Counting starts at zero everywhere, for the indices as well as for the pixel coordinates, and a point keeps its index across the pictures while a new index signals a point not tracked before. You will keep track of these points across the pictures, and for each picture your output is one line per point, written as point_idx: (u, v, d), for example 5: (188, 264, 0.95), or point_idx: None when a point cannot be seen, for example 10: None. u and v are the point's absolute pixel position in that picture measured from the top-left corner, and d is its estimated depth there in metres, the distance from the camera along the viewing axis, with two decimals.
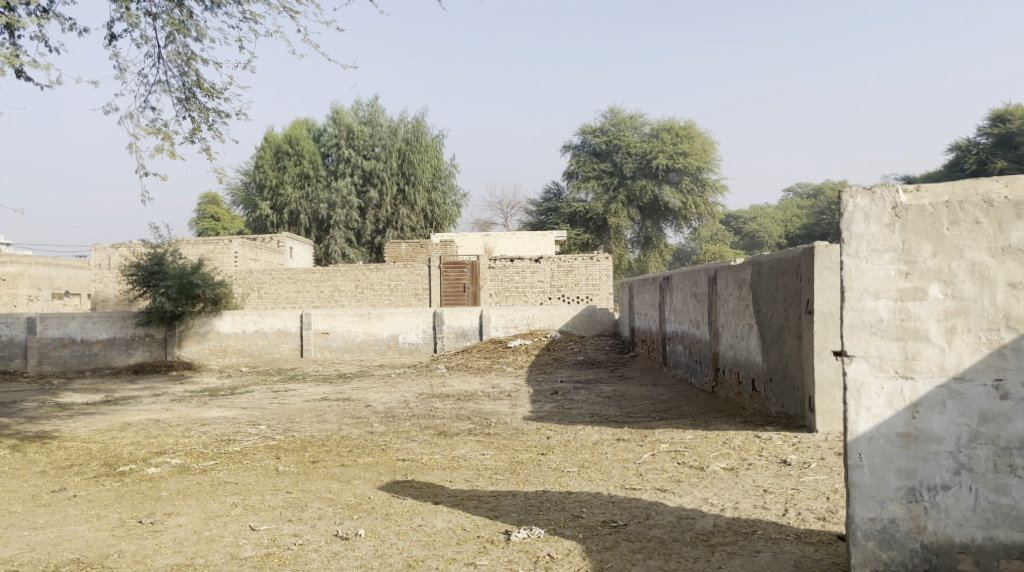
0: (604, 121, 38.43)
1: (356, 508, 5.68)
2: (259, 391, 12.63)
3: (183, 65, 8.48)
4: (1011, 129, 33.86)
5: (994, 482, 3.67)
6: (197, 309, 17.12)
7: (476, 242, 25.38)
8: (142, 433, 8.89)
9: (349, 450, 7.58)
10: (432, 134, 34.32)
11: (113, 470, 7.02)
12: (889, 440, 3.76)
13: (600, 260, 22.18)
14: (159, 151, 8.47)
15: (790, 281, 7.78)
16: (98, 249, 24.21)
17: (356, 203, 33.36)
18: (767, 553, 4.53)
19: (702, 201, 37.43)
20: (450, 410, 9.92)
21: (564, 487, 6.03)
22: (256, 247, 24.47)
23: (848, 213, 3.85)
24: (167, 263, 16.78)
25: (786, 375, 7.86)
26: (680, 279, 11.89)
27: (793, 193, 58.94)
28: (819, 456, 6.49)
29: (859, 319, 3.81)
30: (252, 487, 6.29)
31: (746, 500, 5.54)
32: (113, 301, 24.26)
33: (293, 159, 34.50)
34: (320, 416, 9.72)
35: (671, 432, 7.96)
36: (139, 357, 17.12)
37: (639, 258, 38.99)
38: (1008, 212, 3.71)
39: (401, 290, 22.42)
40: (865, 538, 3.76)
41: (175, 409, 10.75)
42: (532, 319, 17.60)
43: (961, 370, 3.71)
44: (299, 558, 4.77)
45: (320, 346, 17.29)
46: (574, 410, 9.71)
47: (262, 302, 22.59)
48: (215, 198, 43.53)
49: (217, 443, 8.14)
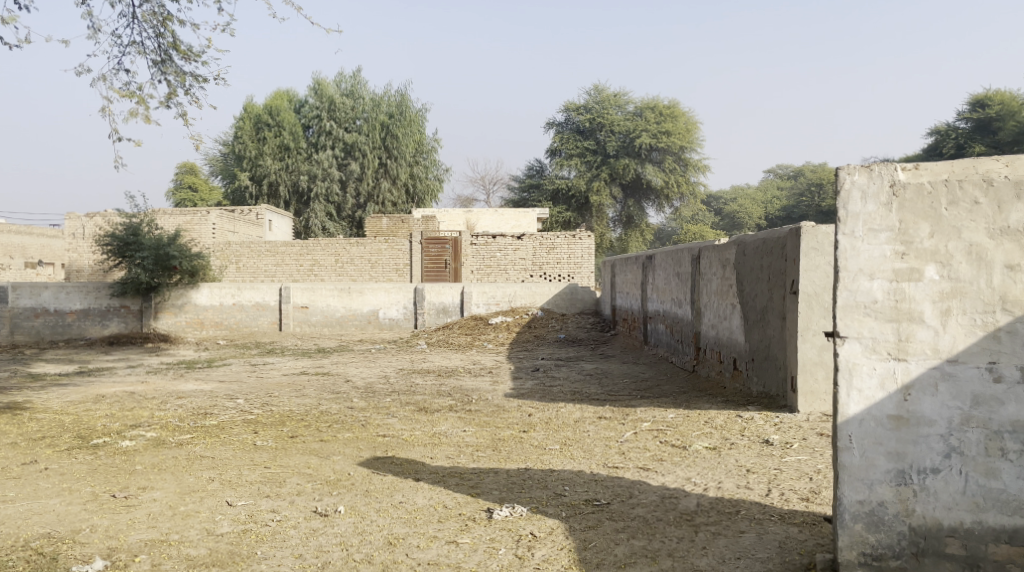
0: (588, 98, 38.21)
1: (336, 483, 5.59)
2: (236, 364, 12.49)
3: (159, 26, 8.25)
4: (990, 114, 34.13)
5: (985, 465, 3.62)
6: (174, 281, 16.89)
7: (459, 218, 25.24)
8: (116, 405, 8.73)
9: (328, 426, 7.47)
10: (415, 108, 34.20)
11: (86, 443, 6.87)
12: (880, 423, 3.71)
13: (583, 238, 22.12)
14: (133, 115, 8.26)
15: (775, 262, 7.73)
16: (72, 218, 23.88)
17: (337, 175, 33.02)
18: (751, 533, 4.49)
19: (684, 181, 37.47)
20: (431, 386, 9.82)
21: (546, 465, 5.97)
22: (235, 219, 24.13)
23: (844, 191, 3.79)
24: (143, 233, 16.56)
25: (768, 355, 7.84)
26: (663, 259, 11.84)
27: (774, 174, 59.21)
28: (802, 436, 6.46)
29: (853, 301, 3.75)
30: (230, 462, 6.18)
31: (729, 479, 5.50)
32: (87, 271, 23.90)
33: (273, 130, 33.81)
34: (299, 390, 9.62)
35: (654, 411, 7.90)
36: (114, 328, 16.88)
37: (620, 238, 38.96)
38: (1008, 192, 3.65)
39: (382, 265, 22.24)
40: (853, 521, 3.73)
41: (150, 381, 10.59)
42: (514, 297, 17.49)
43: (954, 352, 3.66)
44: (276, 535, 4.67)
45: (299, 320, 17.13)
46: (555, 388, 9.65)
47: (240, 274, 22.34)
48: (192, 168, 43.16)
49: (193, 416, 8.00)
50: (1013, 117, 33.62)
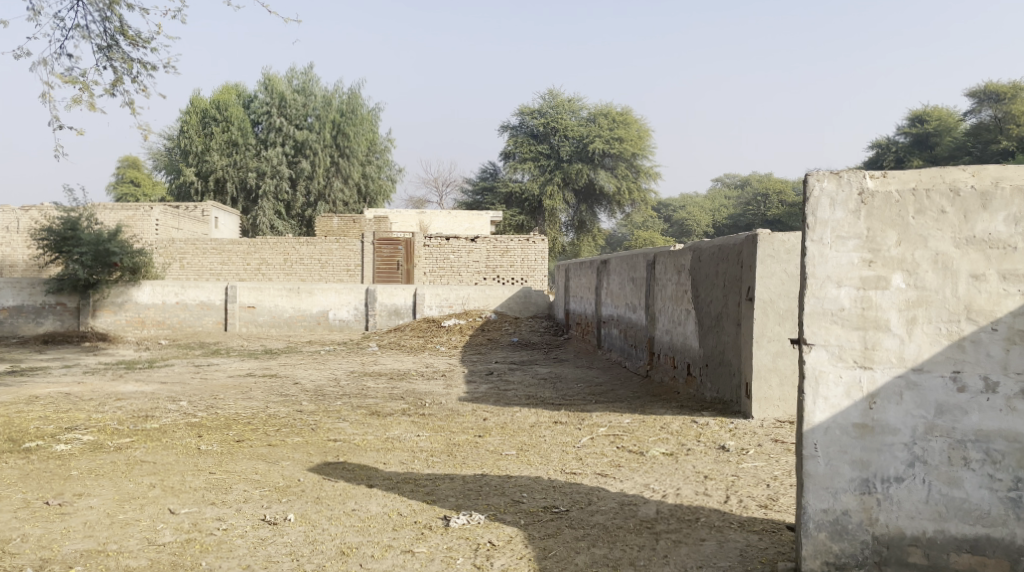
0: (542, 103, 38.13)
1: (285, 490, 5.40)
2: (179, 365, 12.13)
3: (106, 10, 7.95)
4: (928, 129, 34.90)
5: (947, 475, 3.61)
6: (114, 277, 16.47)
7: (412, 219, 25.02)
8: (51, 406, 8.40)
9: (277, 430, 7.25)
10: (367, 107, 34.12)
11: (18, 446, 6.56)
12: (845, 431, 3.69)
13: (537, 242, 22.14)
14: (76, 102, 7.94)
15: (730, 268, 7.74)
16: (5, 211, 23.09)
17: (287, 173, 32.58)
18: (712, 541, 4.44)
19: (636, 187, 37.74)
20: (383, 389, 9.65)
21: (503, 470, 5.86)
22: (179, 216, 23.55)
23: (814, 198, 3.77)
24: (81, 228, 16.12)
25: (722, 361, 7.85)
26: (618, 263, 11.82)
27: (721, 183, 60.22)
28: (756, 442, 6.46)
29: (820, 308, 3.74)
30: (172, 467, 5.95)
31: (687, 486, 5.45)
32: (21, 266, 23.11)
33: (221, 125, 32.72)
34: (245, 393, 9.35)
35: (609, 416, 7.85)
36: (49, 326, 16.33)
37: (573, 242, 39.11)
38: (974, 202, 3.65)
39: (332, 265, 21.88)
40: (817, 529, 3.70)
41: (88, 382, 10.21)
42: (467, 299, 17.37)
43: (919, 361, 3.65)
44: (223, 545, 4.48)
45: (245, 320, 16.78)
46: (510, 391, 9.54)
47: (184, 272, 21.87)
48: (135, 162, 42.43)
49: (134, 419, 7.72)
50: (950, 133, 34.63)
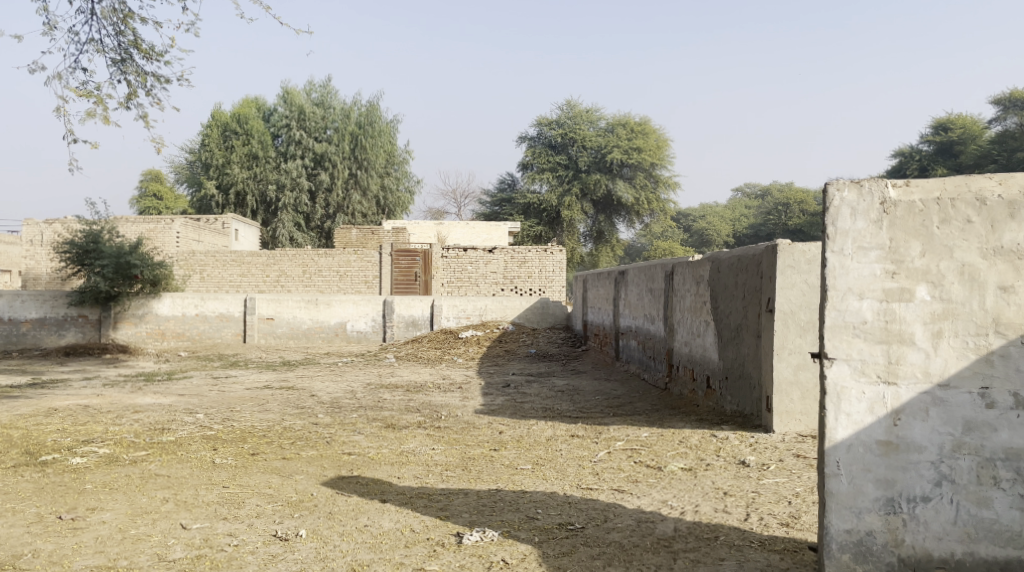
0: (560, 114, 38.08)
1: (297, 505, 5.34)
2: (197, 376, 12.13)
3: (119, 23, 7.98)
4: (952, 137, 34.71)
5: (976, 494, 3.49)
6: (135, 290, 16.57)
7: (429, 231, 25.02)
8: (69, 419, 8.40)
9: (291, 443, 7.20)
10: (385, 119, 34.24)
11: (34, 459, 6.54)
12: (869, 448, 3.56)
13: (554, 252, 22.06)
14: (91, 116, 7.98)
15: (749, 279, 7.62)
16: (30, 224, 23.34)
17: (307, 185, 32.66)
18: (731, 561, 4.32)
19: (654, 197, 37.61)
20: (399, 401, 9.58)
21: (518, 486, 5.76)
22: (200, 228, 23.67)
23: (834, 207, 3.65)
24: (103, 241, 16.22)
25: (742, 373, 7.71)
26: (635, 274, 11.71)
27: (741, 193, 59.90)
28: (778, 457, 6.33)
29: (841, 321, 3.61)
30: (186, 481, 5.90)
31: (706, 502, 5.33)
32: (44, 279, 23.33)
33: (242, 138, 33.06)
34: (262, 405, 9.32)
35: (627, 429, 7.73)
36: (71, 339, 16.42)
37: (591, 252, 38.97)
38: (1002, 211, 3.55)
39: (351, 277, 21.90)
40: (840, 551, 3.56)
41: (106, 394, 10.21)
42: (485, 310, 17.30)
43: (946, 376, 3.53)
44: (233, 561, 4.41)
45: (264, 332, 16.79)
46: (526, 404, 9.43)
47: (204, 284, 21.96)
48: (157, 176, 42.83)
49: (150, 432, 7.69)
50: (974, 141, 34.27)
